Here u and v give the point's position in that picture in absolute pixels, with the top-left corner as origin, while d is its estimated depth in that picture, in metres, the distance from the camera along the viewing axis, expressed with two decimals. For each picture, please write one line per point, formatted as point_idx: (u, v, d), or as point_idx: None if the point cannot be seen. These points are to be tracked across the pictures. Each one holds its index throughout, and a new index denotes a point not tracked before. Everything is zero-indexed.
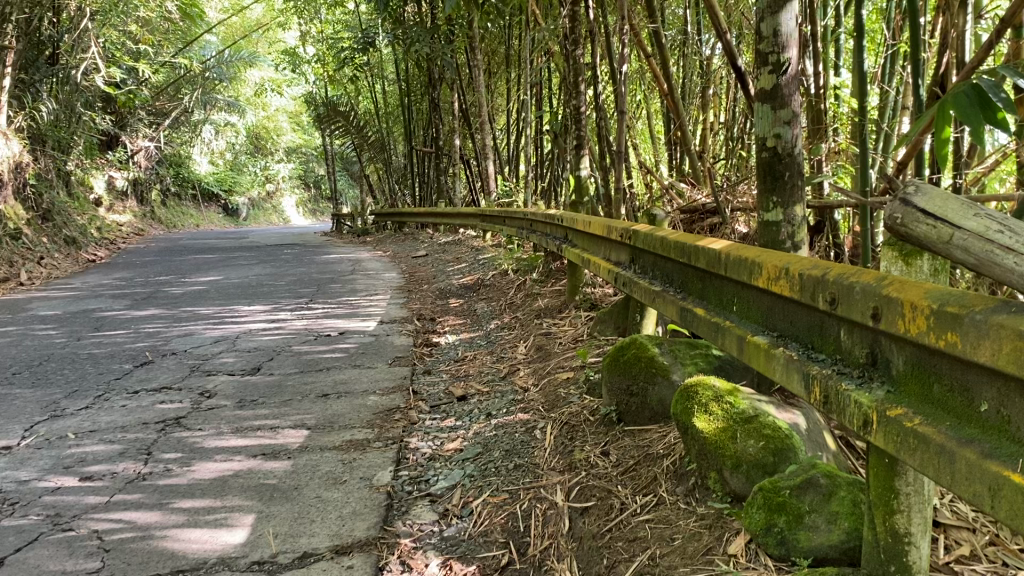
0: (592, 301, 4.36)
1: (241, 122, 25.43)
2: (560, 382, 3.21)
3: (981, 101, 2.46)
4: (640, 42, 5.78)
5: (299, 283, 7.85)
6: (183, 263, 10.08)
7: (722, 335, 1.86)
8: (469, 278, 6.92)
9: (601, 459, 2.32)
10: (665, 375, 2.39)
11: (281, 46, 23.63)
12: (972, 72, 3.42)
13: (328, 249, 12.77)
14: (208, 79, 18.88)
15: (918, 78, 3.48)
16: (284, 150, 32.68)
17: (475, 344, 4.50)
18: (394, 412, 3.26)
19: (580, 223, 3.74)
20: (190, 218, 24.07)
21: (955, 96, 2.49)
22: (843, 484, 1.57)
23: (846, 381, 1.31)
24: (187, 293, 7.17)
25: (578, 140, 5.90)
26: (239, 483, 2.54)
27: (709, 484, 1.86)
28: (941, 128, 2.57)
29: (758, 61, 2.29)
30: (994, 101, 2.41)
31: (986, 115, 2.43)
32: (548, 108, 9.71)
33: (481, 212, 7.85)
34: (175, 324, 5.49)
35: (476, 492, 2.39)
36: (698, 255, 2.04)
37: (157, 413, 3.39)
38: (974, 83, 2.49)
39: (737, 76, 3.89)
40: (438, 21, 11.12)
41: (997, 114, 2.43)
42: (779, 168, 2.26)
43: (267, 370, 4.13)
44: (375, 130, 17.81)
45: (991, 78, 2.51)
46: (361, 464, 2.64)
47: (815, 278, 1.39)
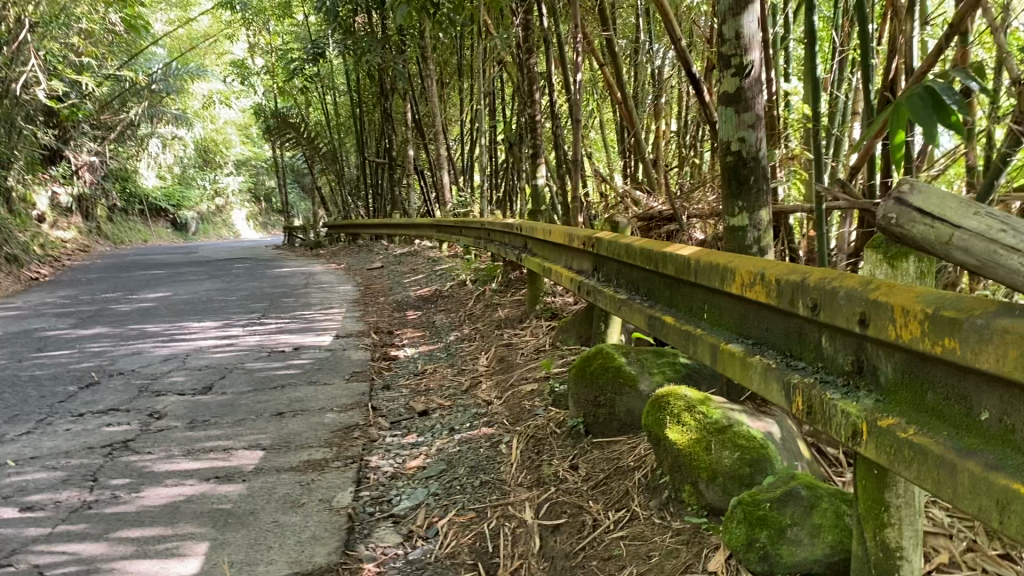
0: (552, 310, 4.32)
1: (189, 136, 25.00)
2: (524, 394, 3.14)
3: (934, 101, 2.45)
4: (594, 50, 5.76)
5: (251, 298, 7.68)
6: (130, 279, 9.81)
7: (693, 343, 1.81)
8: (426, 290, 6.82)
9: (570, 474, 2.26)
10: (632, 385, 2.35)
11: (229, 59, 23.30)
12: (924, 76, 3.43)
13: (281, 262, 12.59)
14: (154, 92, 18.47)
15: (870, 82, 3.49)
16: (234, 163, 32.27)
17: (434, 357, 4.41)
18: (352, 429, 3.16)
19: (540, 232, 3.69)
20: (137, 234, 23.53)
21: (908, 98, 2.48)
22: (824, 496, 1.52)
23: (830, 390, 1.25)
24: (134, 311, 6.96)
25: (535, 148, 5.86)
26: (191, 509, 2.42)
27: (683, 498, 1.81)
28: (896, 131, 2.55)
29: (721, 63, 2.25)
30: (948, 102, 2.40)
31: (940, 117, 2.42)
32: (502, 117, 9.67)
33: (436, 223, 7.78)
34: (123, 343, 5.30)
35: (441, 511, 2.30)
36: (666, 262, 1.98)
37: (103, 436, 3.23)
38: (927, 86, 2.48)
39: (693, 84, 3.89)
40: (388, 32, 11.02)
41: (951, 115, 2.41)
42: (744, 172, 2.22)
43: (219, 388, 3.99)
44: (327, 142, 17.63)
45: (945, 80, 2.49)
46: (320, 486, 2.54)
47: (794, 283, 1.34)
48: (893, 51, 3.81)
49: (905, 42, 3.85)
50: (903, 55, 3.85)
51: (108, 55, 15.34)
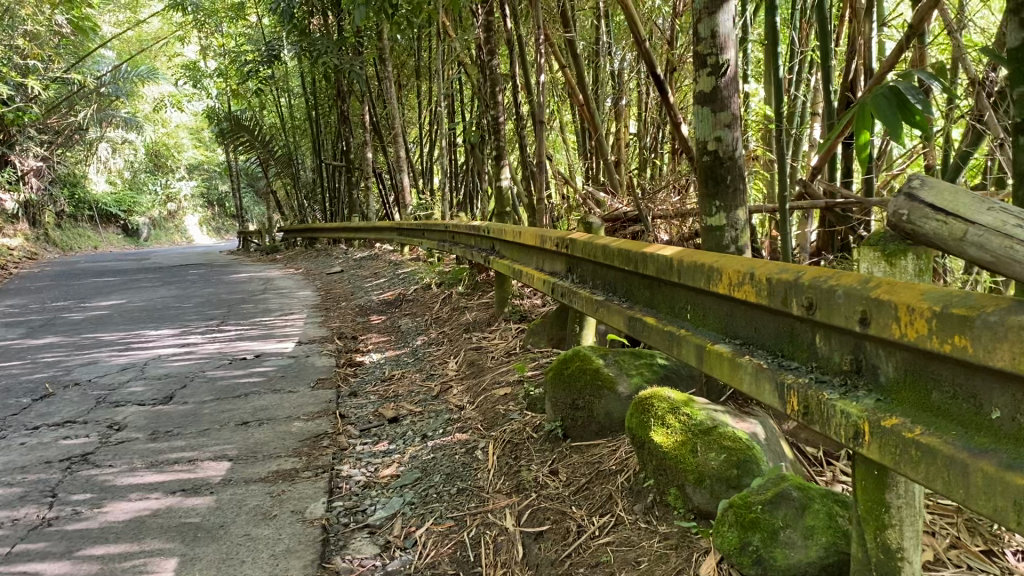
0: (521, 313, 4.30)
1: (140, 140, 24.51)
2: (498, 398, 3.10)
3: (899, 101, 2.46)
4: (556, 52, 5.75)
5: (208, 304, 7.53)
6: (82, 287, 9.58)
7: (676, 344, 1.78)
8: (390, 293, 6.76)
9: (550, 479, 2.23)
10: (611, 387, 2.34)
11: (180, 61, 22.89)
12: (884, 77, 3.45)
13: (237, 268, 12.39)
14: (103, 96, 18.08)
15: (831, 83, 3.51)
16: (187, 168, 31.75)
17: (401, 362, 4.35)
18: (322, 438, 3.09)
19: (509, 233, 3.65)
20: (86, 241, 23.03)
21: (874, 97, 2.48)
22: (816, 496, 1.52)
23: (826, 389, 1.23)
24: (88, 319, 6.79)
25: (498, 150, 5.83)
26: (157, 523, 2.34)
27: (669, 501, 1.79)
28: (862, 131, 2.55)
29: (696, 63, 2.24)
30: (912, 102, 2.40)
31: (905, 116, 2.42)
32: (462, 119, 9.62)
33: (397, 227, 7.70)
34: (77, 353, 5.14)
35: (418, 520, 2.25)
36: (646, 263, 1.96)
37: (61, 450, 3.12)
38: (892, 85, 2.49)
39: (658, 86, 3.88)
40: (345, 33, 10.90)
41: (915, 115, 2.42)
42: (720, 172, 2.21)
43: (180, 398, 3.88)
44: (282, 145, 17.40)
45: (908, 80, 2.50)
46: (291, 497, 2.47)
47: (787, 282, 1.32)
48: (852, 53, 3.84)
49: (864, 45, 3.87)
50: (862, 57, 3.88)
51: (56, 58, 15.01)
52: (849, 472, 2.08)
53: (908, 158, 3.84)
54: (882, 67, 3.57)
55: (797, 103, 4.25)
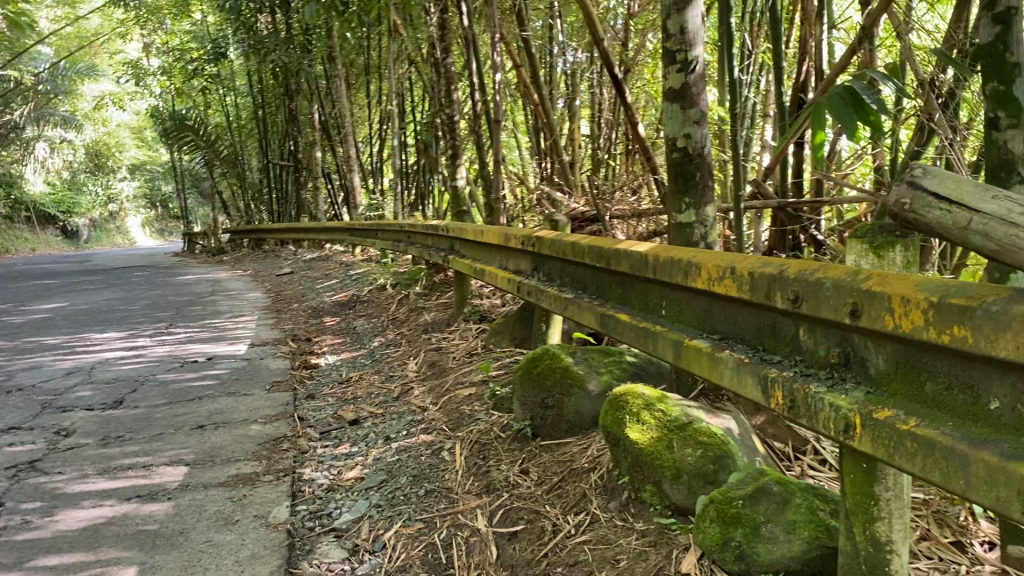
0: (480, 313, 4.28)
1: (79, 139, 23.88)
2: (463, 399, 3.07)
3: (854, 101, 2.43)
4: (510, 51, 5.72)
5: (154, 306, 7.35)
6: (21, 290, 9.28)
7: (652, 340, 1.77)
8: (343, 295, 6.67)
9: (522, 478, 2.20)
10: (581, 386, 2.33)
11: (121, 59, 22.35)
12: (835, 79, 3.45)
13: (182, 270, 12.13)
14: (41, 93, 17.57)
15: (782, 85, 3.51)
16: (128, 168, 31.03)
17: (359, 363, 4.29)
18: (281, 441, 3.02)
19: (469, 233, 3.62)
20: (23, 243, 22.39)
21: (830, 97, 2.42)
22: (796, 491, 1.52)
23: (813, 382, 1.23)
24: (28, 322, 6.57)
25: (453, 149, 5.79)
26: (113, 531, 2.26)
27: (644, 498, 1.78)
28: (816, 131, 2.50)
29: (665, 60, 2.24)
30: (868, 102, 2.38)
31: (861, 116, 2.40)
32: (413, 119, 9.55)
33: (349, 228, 7.61)
34: (19, 357, 4.97)
35: (386, 523, 2.21)
36: (619, 259, 1.94)
37: (6, 457, 3.00)
38: (849, 86, 2.43)
39: (616, 87, 3.83)
40: (293, 32, 10.73)
41: (871, 115, 2.40)
42: (690, 168, 2.21)
43: (130, 402, 3.77)
44: (228, 145, 17.10)
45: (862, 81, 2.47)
46: (254, 501, 2.41)
47: (770, 275, 1.31)
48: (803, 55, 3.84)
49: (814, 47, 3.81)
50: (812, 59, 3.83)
51: None
52: (817, 466, 2.11)
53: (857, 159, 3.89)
54: (832, 70, 3.60)
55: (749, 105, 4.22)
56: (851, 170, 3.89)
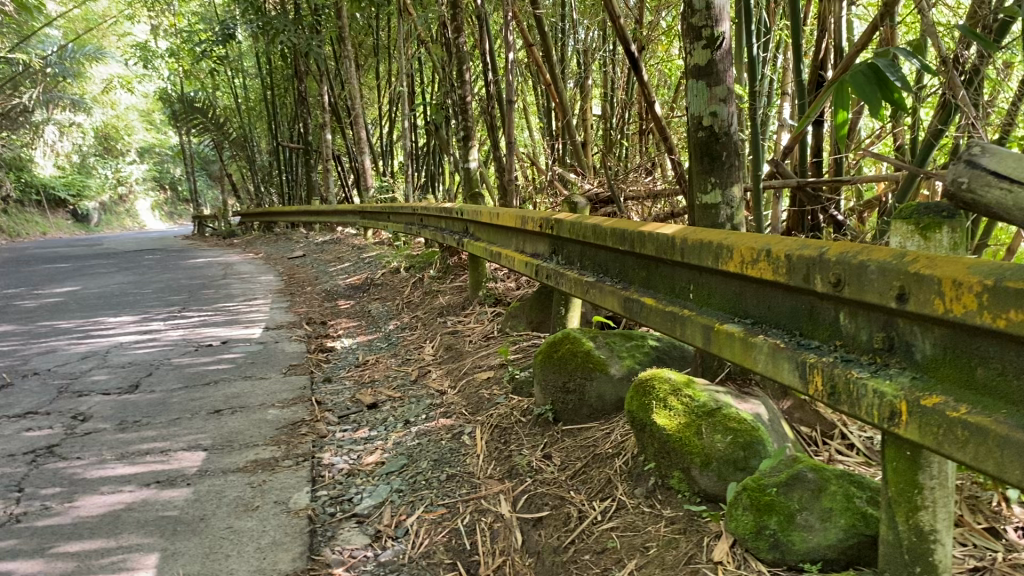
0: (495, 296, 4.25)
1: (88, 122, 23.83)
2: (481, 383, 3.05)
3: (878, 78, 2.24)
4: (522, 30, 5.64)
5: (167, 290, 7.34)
6: (33, 274, 9.28)
7: (681, 324, 1.74)
8: (355, 278, 6.64)
9: (545, 464, 2.18)
10: (602, 370, 2.30)
11: (129, 42, 22.26)
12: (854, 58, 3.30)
13: (193, 253, 12.13)
14: (49, 76, 17.52)
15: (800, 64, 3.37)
16: (137, 151, 31.02)
17: (374, 347, 4.27)
18: (299, 425, 3.00)
19: (484, 215, 3.59)
20: (34, 227, 22.43)
21: (851, 77, 2.24)
22: (831, 478, 1.50)
23: (855, 367, 1.20)
24: (41, 306, 6.56)
25: (465, 131, 5.72)
26: (134, 517, 2.25)
27: (672, 484, 1.76)
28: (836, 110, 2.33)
29: (690, 36, 2.23)
30: (891, 79, 2.18)
31: (883, 95, 2.21)
32: (423, 100, 9.47)
33: (361, 210, 7.57)
34: (34, 341, 4.96)
35: (408, 508, 2.19)
36: (644, 241, 1.90)
37: (24, 443, 3.00)
38: (871, 62, 2.25)
39: (632, 64, 3.73)
40: (302, 12, 10.63)
41: (895, 93, 2.21)
42: (716, 147, 2.23)
43: (146, 387, 3.76)
44: (237, 127, 17.05)
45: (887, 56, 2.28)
46: (274, 487, 2.39)
47: (809, 258, 1.27)
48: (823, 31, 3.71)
49: (834, 23, 3.68)
50: (831, 36, 3.71)
51: None
52: (844, 450, 2.09)
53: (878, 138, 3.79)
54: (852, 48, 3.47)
55: (765, 83, 4.07)
56: (871, 149, 3.81)
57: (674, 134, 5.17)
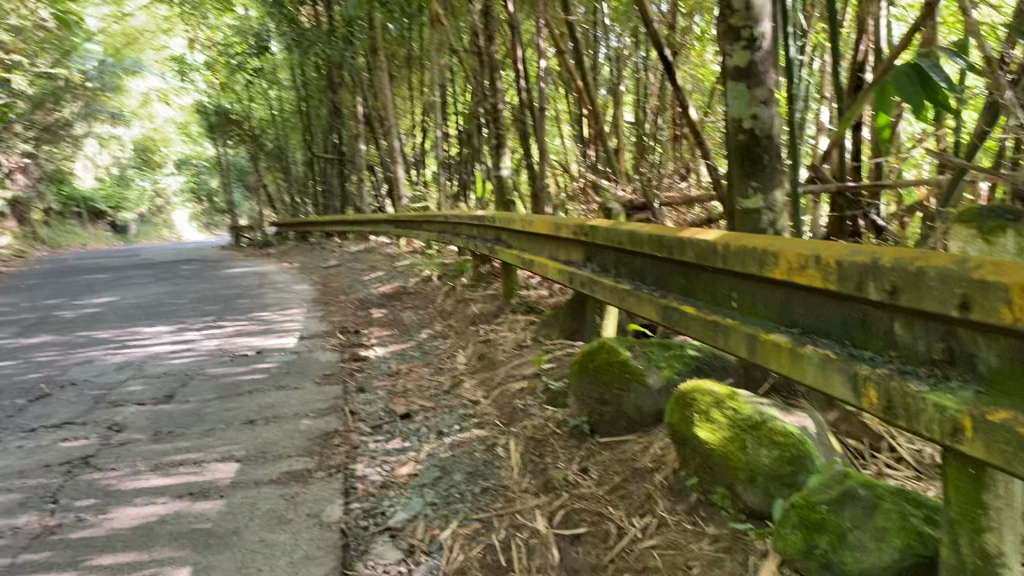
0: (528, 304, 4.21)
1: (127, 135, 24.23)
2: (515, 393, 3.00)
3: (922, 78, 2.14)
4: (554, 37, 5.60)
5: (203, 300, 7.40)
6: (74, 284, 9.42)
7: (723, 333, 1.68)
8: (388, 287, 6.64)
9: (582, 478, 2.13)
10: (640, 380, 2.24)
11: (167, 56, 22.61)
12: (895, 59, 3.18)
13: (230, 262, 12.25)
14: (90, 90, 17.81)
15: (839, 66, 3.27)
16: (175, 163, 31.50)
17: (407, 356, 4.24)
18: (332, 436, 2.97)
19: (517, 222, 3.54)
20: (75, 238, 22.84)
21: (892, 78, 2.12)
22: (886, 495, 1.43)
23: (913, 380, 1.13)
24: (81, 317, 6.65)
25: (497, 138, 5.68)
26: (166, 530, 2.23)
27: (715, 501, 1.70)
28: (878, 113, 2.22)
29: (729, 36, 2.18)
30: (937, 79, 2.08)
31: (928, 96, 2.10)
32: (456, 109, 9.46)
33: (393, 219, 7.57)
34: (72, 351, 5.01)
35: (442, 522, 2.14)
36: (683, 248, 1.84)
37: (60, 453, 3.00)
38: (915, 63, 2.13)
39: (665, 69, 3.65)
40: (335, 24, 10.70)
41: (940, 94, 2.10)
42: (757, 151, 2.16)
43: (181, 397, 3.76)
44: (273, 139, 17.23)
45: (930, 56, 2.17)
46: (306, 499, 2.36)
47: (862, 264, 1.21)
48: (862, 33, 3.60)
49: (873, 24, 3.56)
50: (870, 37, 3.60)
51: (40, 52, 14.73)
52: (893, 464, 2.01)
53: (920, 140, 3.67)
54: (893, 49, 3.36)
55: (802, 87, 3.97)
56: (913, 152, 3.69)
57: (709, 138, 5.10)
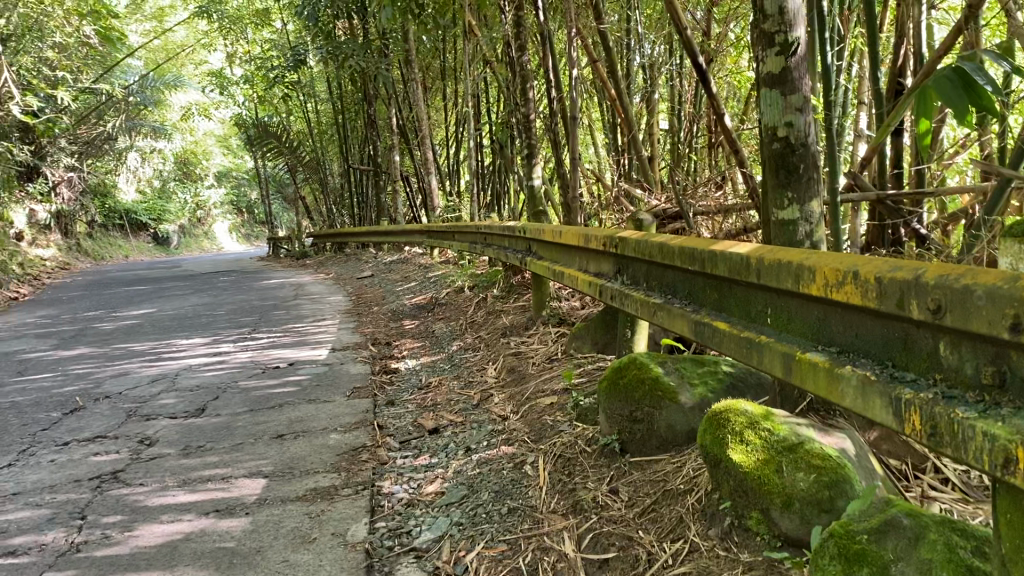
0: (560, 315, 4.15)
1: (168, 149, 24.61)
2: (544, 408, 2.94)
3: (965, 82, 2.04)
4: (587, 46, 5.53)
5: (239, 312, 7.44)
6: (113, 296, 9.55)
7: (757, 351, 1.61)
8: (421, 298, 6.61)
9: (611, 499, 2.07)
10: (672, 398, 2.17)
11: (206, 71, 22.93)
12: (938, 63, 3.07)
13: (266, 273, 12.33)
14: (132, 105, 18.10)
15: (878, 70, 3.16)
16: (215, 175, 31.94)
17: (438, 368, 4.21)
18: (360, 451, 2.94)
19: (547, 233, 3.48)
20: (118, 250, 23.25)
21: (934, 81, 2.04)
22: (930, 525, 1.35)
23: (960, 406, 1.05)
24: (118, 329, 6.72)
25: (529, 148, 5.62)
26: (190, 549, 2.20)
27: (749, 526, 1.63)
28: (919, 118, 2.13)
29: (763, 42, 2.11)
30: (980, 83, 1.98)
31: (972, 101, 2.00)
32: (489, 119, 9.43)
33: (426, 230, 7.56)
34: (109, 364, 5.05)
35: (468, 543, 2.09)
36: (716, 261, 1.77)
37: (91, 467, 3.01)
38: (956, 67, 2.06)
39: (699, 76, 3.56)
40: (370, 36, 10.74)
41: (985, 98, 2.00)
42: (792, 160, 2.09)
43: (213, 409, 3.76)
44: (309, 150, 17.36)
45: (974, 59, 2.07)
46: (331, 517, 2.32)
47: (903, 281, 1.13)
48: (902, 36, 3.48)
49: (914, 28, 3.44)
50: (910, 41, 3.49)
51: (83, 68, 14.97)
52: (938, 485, 1.92)
53: (962, 146, 3.55)
54: (935, 54, 3.25)
55: (840, 93, 3.86)
56: (956, 159, 3.58)
57: (745, 146, 5.00)
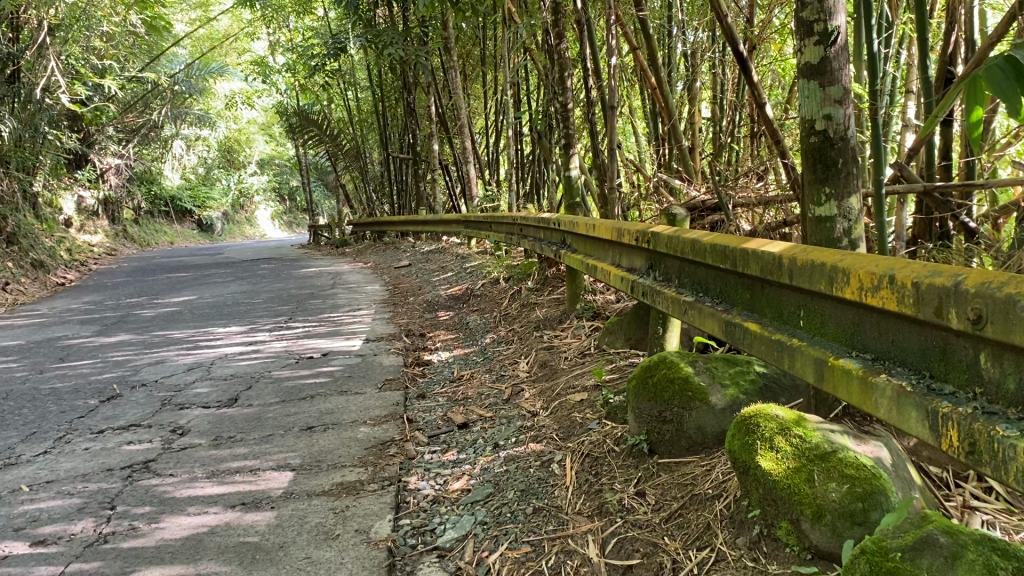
0: (594, 309, 4.10)
1: (212, 136, 24.89)
2: (573, 405, 2.90)
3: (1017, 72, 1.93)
4: (626, 33, 5.39)
5: (277, 300, 7.49)
6: (157, 282, 9.70)
7: (789, 355, 1.54)
8: (456, 288, 6.60)
9: (638, 503, 2.03)
10: (703, 399, 2.11)
11: (249, 58, 23.04)
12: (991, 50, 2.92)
13: (306, 261, 12.44)
14: (177, 94, 18.32)
15: (926, 58, 3.03)
16: (257, 163, 32.27)
17: (471, 361, 4.19)
18: (388, 445, 2.92)
19: (581, 226, 3.43)
20: (163, 236, 23.69)
21: (984, 69, 1.92)
22: (968, 543, 1.29)
23: (1000, 424, 0.99)
24: (159, 315, 6.80)
25: (566, 138, 5.52)
26: (215, 542, 2.19)
27: (779, 536, 1.59)
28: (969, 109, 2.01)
29: (801, 31, 2.04)
30: None
31: None
32: (528, 107, 9.32)
33: (463, 219, 7.53)
34: (146, 351, 5.10)
35: (491, 544, 2.06)
36: (747, 260, 1.71)
37: (123, 456, 3.03)
38: (1008, 55, 1.94)
39: (739, 65, 3.42)
40: (410, 23, 10.65)
41: None
42: (831, 154, 2.01)
43: (245, 400, 3.77)
44: (350, 138, 17.43)
45: None
46: (356, 514, 2.29)
47: (940, 288, 1.07)
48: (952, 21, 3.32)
49: (965, 14, 3.28)
50: (961, 28, 3.34)
51: (129, 58, 15.13)
52: (981, 495, 1.83)
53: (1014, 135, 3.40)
54: (988, 41, 3.11)
55: (887, 82, 3.71)
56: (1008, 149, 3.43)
57: (787, 136, 4.85)
